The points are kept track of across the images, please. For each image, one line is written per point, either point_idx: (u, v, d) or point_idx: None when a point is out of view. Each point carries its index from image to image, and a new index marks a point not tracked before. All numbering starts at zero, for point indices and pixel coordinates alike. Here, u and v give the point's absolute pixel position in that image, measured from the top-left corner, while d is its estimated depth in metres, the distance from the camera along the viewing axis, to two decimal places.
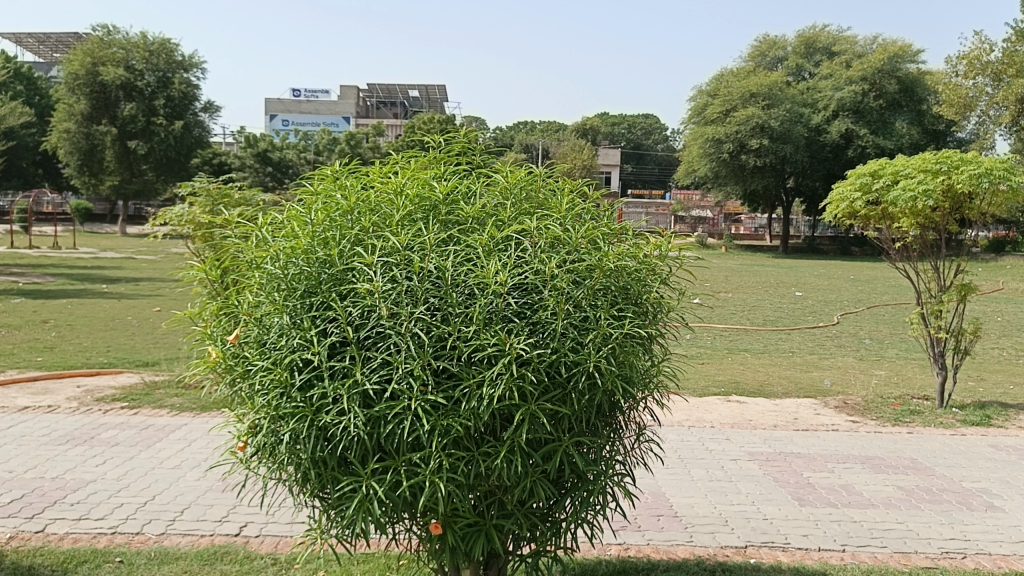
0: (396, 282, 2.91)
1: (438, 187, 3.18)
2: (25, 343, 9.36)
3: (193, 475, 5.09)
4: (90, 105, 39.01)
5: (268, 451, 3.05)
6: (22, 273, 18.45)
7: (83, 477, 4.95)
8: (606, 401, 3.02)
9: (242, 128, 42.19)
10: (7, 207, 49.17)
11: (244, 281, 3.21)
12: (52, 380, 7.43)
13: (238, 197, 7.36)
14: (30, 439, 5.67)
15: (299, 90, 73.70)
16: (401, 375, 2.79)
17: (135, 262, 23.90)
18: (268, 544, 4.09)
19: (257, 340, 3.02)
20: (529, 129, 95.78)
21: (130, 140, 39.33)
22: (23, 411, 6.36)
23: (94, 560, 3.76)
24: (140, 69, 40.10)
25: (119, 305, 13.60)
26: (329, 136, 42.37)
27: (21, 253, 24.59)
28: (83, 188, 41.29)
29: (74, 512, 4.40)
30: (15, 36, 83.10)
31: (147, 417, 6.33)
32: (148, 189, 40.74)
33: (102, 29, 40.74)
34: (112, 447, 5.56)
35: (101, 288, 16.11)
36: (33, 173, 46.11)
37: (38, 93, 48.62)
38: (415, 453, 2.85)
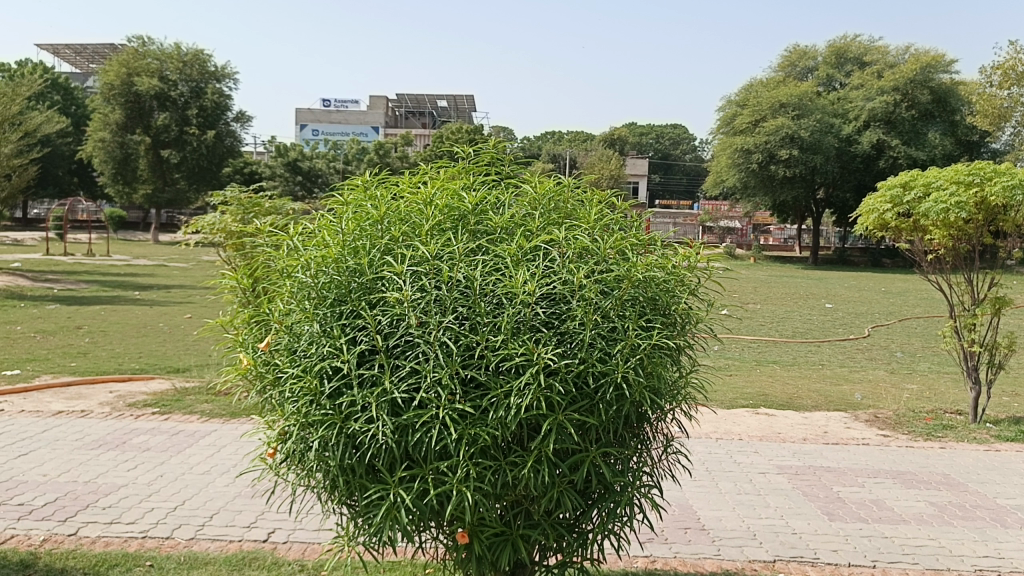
0: (425, 291, 2.95)
1: (467, 198, 3.20)
2: (58, 349, 9.54)
3: (223, 480, 5.13)
4: (125, 115, 39.68)
5: (298, 458, 3.08)
6: (58, 280, 18.81)
7: (115, 482, 5.01)
8: (634, 412, 3.01)
9: (273, 138, 42.71)
10: (44, 216, 50.05)
11: (276, 290, 3.24)
12: (85, 386, 7.53)
13: (269, 206, 7.44)
14: (63, 443, 5.76)
15: (329, 99, 74.39)
16: (429, 384, 2.81)
17: (168, 269, 24.22)
18: (296, 551, 4.10)
19: (287, 348, 3.05)
20: (556, 140, 96.27)
21: (163, 149, 39.96)
22: (57, 415, 6.46)
23: (125, 563, 3.81)
24: (174, 79, 40.46)
25: (151, 311, 13.82)
26: (357, 146, 42.66)
27: (57, 260, 25.00)
28: (116, 196, 41.92)
29: (107, 515, 4.46)
30: (53, 48, 83.91)
31: (178, 423, 6.40)
32: (181, 199, 41.11)
33: (136, 40, 41.34)
34: (143, 452, 5.64)
35: (133, 294, 16.40)
36: (70, 182, 47.01)
37: (74, 103, 49.44)
38: (442, 461, 2.86)
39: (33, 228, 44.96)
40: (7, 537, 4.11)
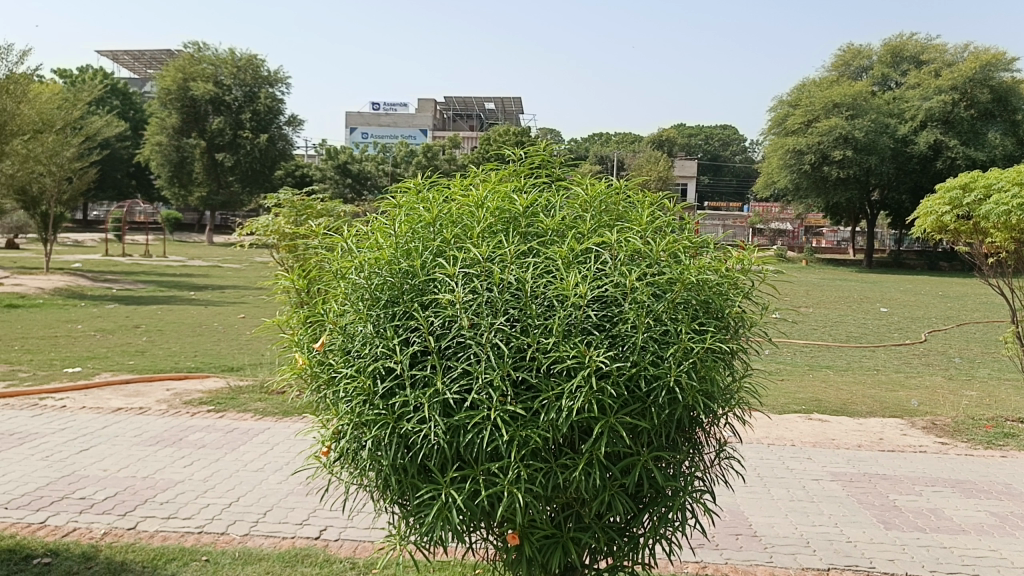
0: (476, 293, 2.96)
1: (518, 200, 3.22)
2: (117, 347, 9.80)
3: (276, 478, 5.22)
4: (181, 119, 40.66)
5: (352, 457, 3.12)
6: (117, 280, 19.34)
7: (172, 478, 5.13)
8: (686, 416, 2.98)
9: (324, 141, 43.31)
10: (103, 218, 51.49)
11: (330, 291, 3.29)
12: (143, 383, 7.72)
13: (321, 208, 7.55)
14: (123, 439, 5.92)
15: (378, 103, 75.24)
16: (480, 386, 2.83)
17: (222, 270, 24.74)
18: (348, 548, 4.15)
19: (342, 348, 3.09)
20: (604, 141, 95.97)
21: (217, 153, 40.83)
22: (116, 412, 6.64)
23: (181, 558, 3.91)
24: (228, 84, 41.50)
25: (206, 311, 14.13)
26: (405, 148, 43.02)
27: (116, 261, 25.71)
28: (173, 199, 42.93)
29: (164, 510, 4.57)
30: (113, 53, 86.11)
31: (232, 421, 6.53)
32: (234, 201, 41.89)
33: (193, 46, 42.31)
34: (199, 449, 5.76)
35: (189, 294, 16.79)
36: (129, 185, 48.34)
37: (132, 107, 50.82)
38: (493, 462, 2.87)
39: (93, 229, 46.28)
40: (70, 530, 4.24)
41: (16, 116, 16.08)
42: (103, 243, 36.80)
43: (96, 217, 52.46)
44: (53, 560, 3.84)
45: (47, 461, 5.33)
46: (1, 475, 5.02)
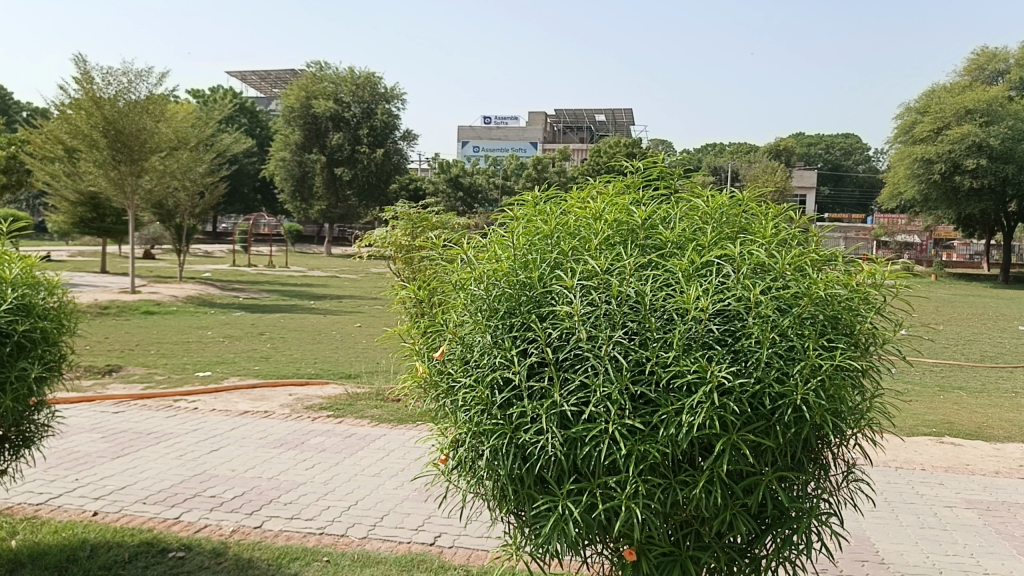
0: (595, 305, 2.96)
1: (637, 212, 3.20)
2: (245, 353, 10.30)
3: (392, 483, 5.34)
4: (303, 136, 42.49)
5: (469, 466, 3.16)
6: (243, 289, 20.34)
7: (295, 480, 5.33)
8: (813, 435, 2.88)
9: (437, 155, 44.25)
10: (231, 230, 54.30)
11: (449, 302, 3.35)
12: (268, 388, 8.09)
13: (437, 220, 7.73)
14: (250, 441, 6.21)
15: (490, 117, 76.38)
16: (598, 399, 2.81)
17: (341, 280, 25.62)
18: (462, 556, 4.20)
19: (461, 358, 3.15)
20: (717, 152, 94.14)
21: (337, 167, 42.41)
22: (244, 415, 6.98)
23: (304, 557, 4.05)
24: (348, 102, 43.04)
25: (326, 320, 14.67)
26: (516, 161, 43.44)
27: (243, 271, 27.06)
28: (295, 212, 44.82)
29: (287, 511, 4.76)
30: (241, 74, 90.69)
31: (350, 426, 6.74)
32: (351, 214, 43.33)
33: (314, 66, 44.10)
34: (319, 453, 5.97)
35: (310, 304, 17.46)
36: (255, 199, 50.82)
37: (259, 125, 53.46)
38: (611, 476, 2.85)
39: (222, 241, 48.90)
40: (202, 526, 4.47)
41: (155, 133, 17.46)
42: (231, 255, 38.79)
43: (224, 229, 55.38)
44: (187, 554, 4.06)
45: (180, 460, 5.64)
46: (139, 472, 5.35)
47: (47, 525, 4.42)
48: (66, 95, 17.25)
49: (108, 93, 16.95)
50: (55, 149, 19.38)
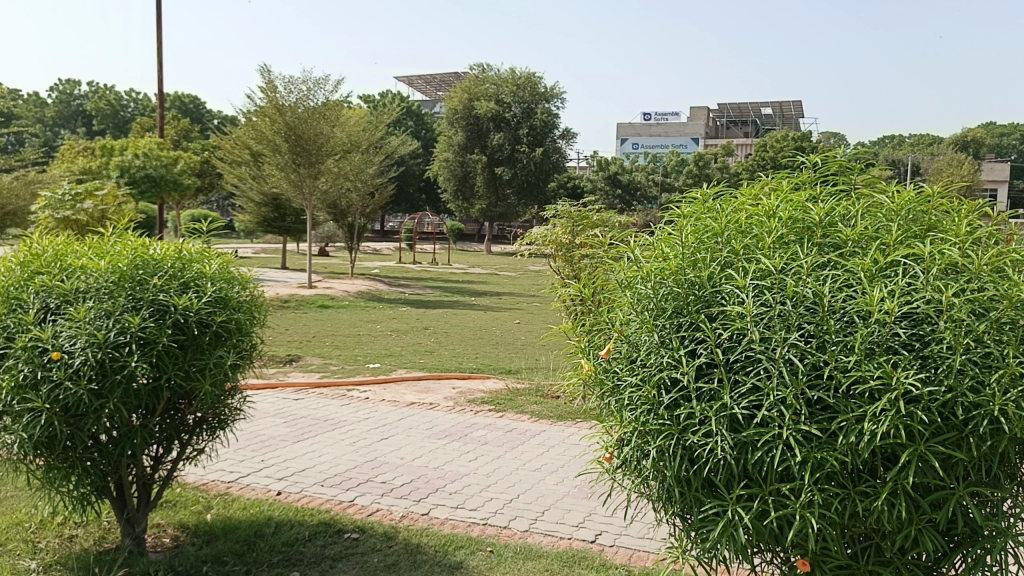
0: (769, 307, 2.87)
1: (814, 210, 3.07)
2: (411, 347, 10.74)
3: (552, 479, 5.41)
4: (466, 137, 43.68)
5: (635, 466, 3.14)
6: (408, 285, 21.20)
7: (459, 470, 5.51)
8: (1012, 450, 2.66)
9: (595, 153, 44.21)
10: (396, 229, 56.70)
11: (616, 301, 3.35)
12: (433, 381, 8.39)
13: (597, 218, 7.76)
14: (417, 431, 6.47)
15: (650, 114, 75.47)
16: (772, 403, 2.72)
17: (500, 278, 26.16)
18: (623, 555, 4.19)
19: (627, 357, 3.13)
20: (894, 144, 88.44)
21: (497, 167, 43.31)
22: (411, 406, 7.28)
23: (469, 546, 4.18)
24: (509, 102, 43.78)
25: (486, 316, 15.04)
26: (676, 158, 42.66)
27: (408, 268, 28.20)
28: (456, 211, 46.14)
29: (452, 500, 4.92)
30: (408, 78, 93.88)
31: (511, 421, 6.88)
32: (511, 213, 44.06)
33: (477, 68, 45.13)
34: (482, 445, 6.13)
35: (471, 301, 17.95)
36: (419, 199, 52.82)
37: (424, 127, 55.46)
38: (784, 483, 2.75)
39: (388, 239, 51.17)
40: (374, 510, 4.71)
41: (330, 138, 18.43)
42: (397, 253, 40.53)
43: (391, 228, 57.92)
44: (361, 536, 4.29)
45: (353, 447, 5.96)
46: (316, 456, 5.70)
47: (237, 501, 4.80)
48: (251, 102, 18.56)
49: (289, 100, 18.10)
50: (243, 154, 20.97)
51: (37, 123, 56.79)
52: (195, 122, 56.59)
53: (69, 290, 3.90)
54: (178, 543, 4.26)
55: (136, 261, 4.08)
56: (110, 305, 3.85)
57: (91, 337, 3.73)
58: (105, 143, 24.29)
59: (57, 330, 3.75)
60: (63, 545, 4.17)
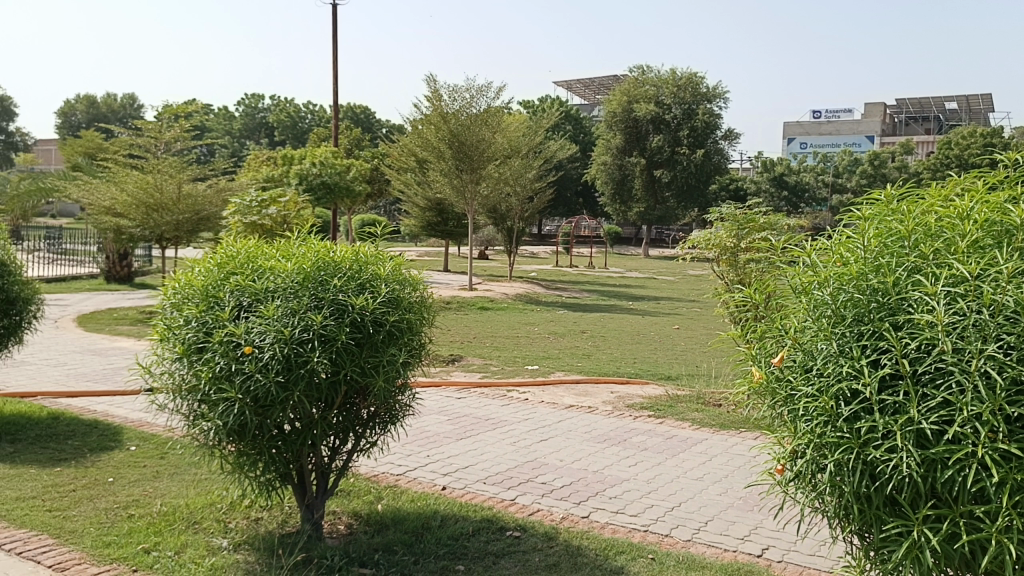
0: (963, 315, 2.67)
1: (1015, 212, 2.84)
2: (569, 350, 10.80)
3: (716, 489, 5.27)
4: (624, 139, 43.39)
5: (809, 479, 3.00)
6: (565, 289, 21.34)
7: (620, 475, 5.48)
8: None
9: (759, 154, 42.71)
10: (553, 232, 57.16)
11: (790, 308, 3.22)
12: (591, 384, 8.40)
13: (764, 221, 7.50)
14: (576, 434, 6.50)
15: (819, 111, 72.09)
16: (965, 419, 2.54)
17: (658, 282, 25.82)
18: (791, 572, 4.03)
19: (803, 366, 3.00)
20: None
21: (656, 169, 42.75)
22: (569, 409, 7.32)
23: (630, 552, 4.15)
24: (669, 104, 43.08)
25: (645, 321, 14.89)
26: (848, 158, 40.56)
27: (565, 271, 28.37)
28: (614, 215, 45.93)
29: (613, 504, 4.90)
30: (567, 83, 94.35)
31: (671, 427, 6.78)
32: (670, 216, 43.35)
33: (637, 70, 44.71)
34: (642, 451, 6.08)
35: (629, 305, 17.84)
36: (576, 203, 53.03)
37: (583, 131, 55.61)
38: (979, 505, 2.56)
39: (545, 242, 51.68)
40: (535, 510, 4.77)
41: (491, 144, 18.84)
42: (555, 256, 40.88)
43: (548, 232, 58.49)
44: (522, 535, 4.36)
45: (514, 446, 6.07)
46: (479, 454, 5.85)
47: (404, 493, 5.00)
48: (417, 110, 19.28)
49: (453, 108, 18.67)
50: (408, 161, 21.84)
51: (227, 135, 61.70)
52: (365, 130, 59.53)
53: (260, 290, 4.20)
54: (351, 530, 4.49)
55: (318, 263, 4.35)
56: (295, 304, 4.13)
57: (279, 333, 4.01)
58: (284, 152, 25.97)
59: (249, 326, 4.06)
60: (250, 526, 4.50)
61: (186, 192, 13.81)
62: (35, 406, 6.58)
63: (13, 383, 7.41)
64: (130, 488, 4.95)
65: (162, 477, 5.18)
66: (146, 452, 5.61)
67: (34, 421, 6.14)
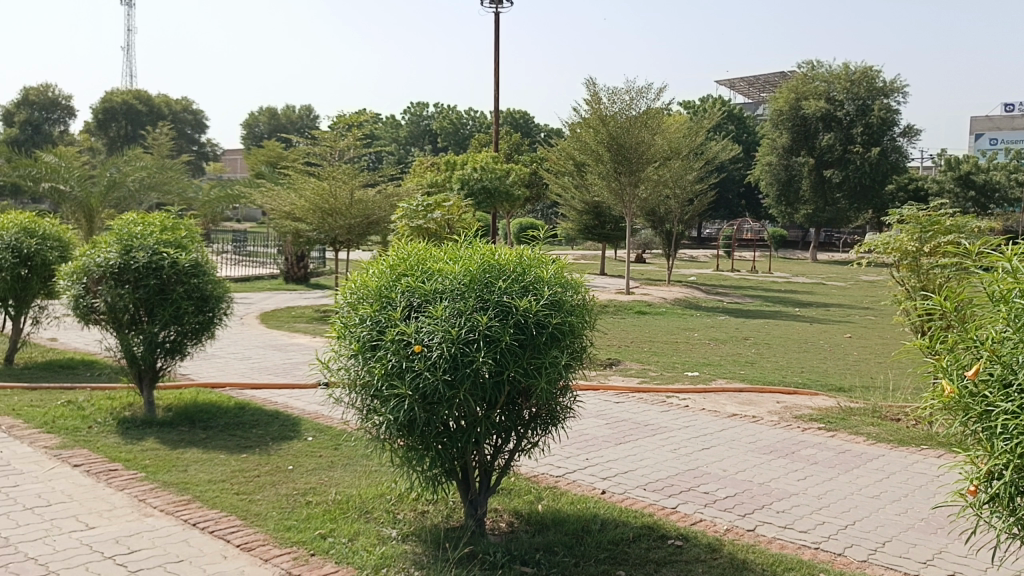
0: None
1: None
2: (732, 357, 10.49)
3: (894, 509, 4.95)
4: (791, 138, 41.64)
5: (1008, 503, 2.76)
6: (726, 294, 20.74)
7: (787, 489, 5.25)
8: None
9: (943, 151, 39.75)
10: (714, 235, 55.73)
11: (986, 316, 2.96)
12: (756, 393, 8.11)
13: (952, 224, 6.97)
14: (740, 444, 6.29)
15: (1013, 104, 66.18)
16: None
17: (827, 288, 24.56)
18: None
19: (1001, 381, 2.76)
20: None
21: (826, 169, 40.73)
22: (733, 417, 7.10)
23: (800, 569, 3.97)
24: (841, 100, 40.93)
25: (813, 329, 14.22)
26: None
27: (726, 276, 27.59)
28: (779, 217, 44.18)
29: (779, 518, 4.71)
30: (728, 82, 91.33)
31: (844, 441, 6.43)
32: (840, 218, 41.18)
33: (806, 66, 42.83)
34: (811, 465, 5.80)
35: (795, 311, 17.10)
36: (738, 205, 51.49)
37: (746, 131, 53.86)
38: None
39: (705, 246, 50.51)
40: (698, 519, 4.66)
41: (651, 145, 18.62)
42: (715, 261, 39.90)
43: (708, 235, 57.08)
44: (685, 544, 4.27)
45: (675, 454, 5.96)
46: (639, 459, 5.79)
47: (564, 495, 5.03)
48: (576, 114, 19.36)
49: (612, 110, 18.62)
50: (567, 164, 21.98)
51: (394, 143, 64.57)
52: (524, 135, 60.46)
53: (429, 291, 4.35)
54: (513, 529, 4.56)
55: (485, 265, 4.44)
56: (462, 305, 4.25)
57: (446, 333, 4.14)
58: (447, 158, 26.83)
59: (419, 325, 4.22)
60: (417, 518, 4.67)
61: (358, 198, 14.54)
62: (225, 396, 7.13)
63: (207, 374, 8.08)
64: (308, 476, 5.27)
65: (336, 467, 5.48)
66: (321, 443, 5.95)
67: (223, 410, 6.66)
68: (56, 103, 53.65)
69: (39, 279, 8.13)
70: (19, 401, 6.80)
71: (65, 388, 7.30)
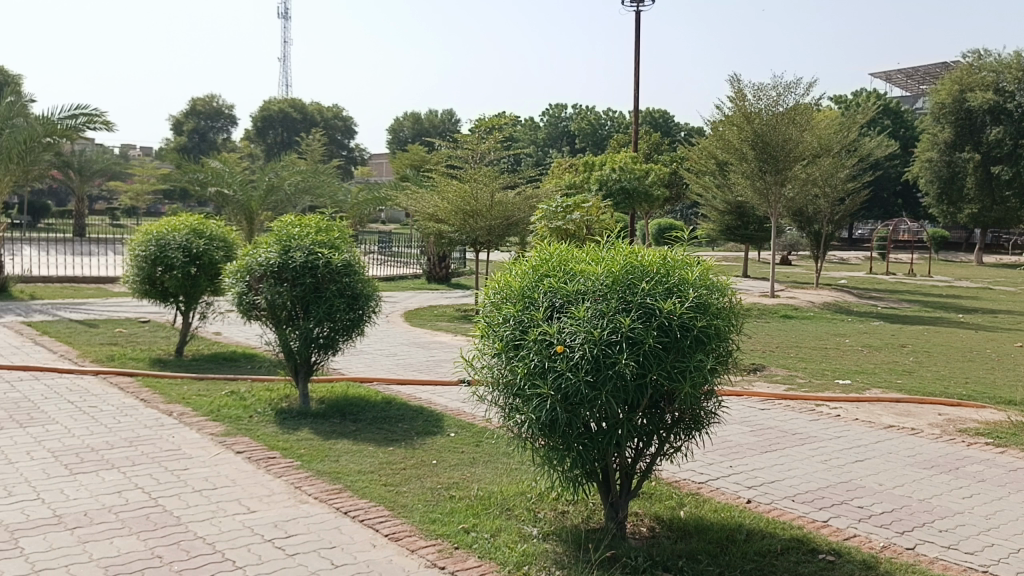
0: None
1: None
2: (887, 365, 9.93)
3: None
4: (954, 133, 38.96)
5: None
6: (880, 298, 19.66)
7: (951, 507, 4.92)
8: None
9: None
10: (866, 236, 52.92)
11: None
12: (915, 404, 7.64)
13: None
14: (897, 457, 5.94)
15: None
16: None
17: (995, 293, 22.81)
18: None
19: None
20: None
21: (994, 165, 37.87)
22: (889, 429, 6.72)
23: None
24: (1012, 90, 37.97)
25: (978, 336, 13.26)
26: None
27: (880, 279, 26.14)
28: (940, 217, 41.43)
29: (943, 538, 4.41)
30: (883, 74, 86.34)
31: (1016, 459, 5.95)
32: (1010, 217, 38.14)
33: (972, 55, 40.02)
34: (978, 483, 5.39)
35: (957, 317, 15.99)
36: (894, 204, 48.68)
37: (903, 126, 50.86)
38: None
39: (857, 247, 48.05)
40: (851, 534, 4.45)
41: (799, 143, 17.92)
42: (868, 263, 37.89)
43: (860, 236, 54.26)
44: (837, 560, 4.08)
45: (826, 465, 5.70)
46: (787, 469, 5.57)
47: (707, 503, 4.92)
48: (719, 112, 18.91)
49: (757, 107, 18.12)
50: (709, 164, 21.49)
51: (532, 144, 65.07)
52: (664, 134, 59.42)
53: (571, 292, 4.36)
54: (655, 534, 4.50)
55: (629, 266, 4.40)
56: (605, 306, 4.23)
57: (589, 333, 4.14)
58: (585, 159, 26.84)
59: (562, 326, 4.23)
60: (558, 518, 4.69)
61: (498, 199, 14.77)
62: (373, 391, 7.43)
63: (356, 369, 8.45)
64: (451, 471, 5.40)
65: (477, 464, 5.59)
66: (463, 439, 6.09)
67: (371, 404, 6.93)
68: (221, 113, 57.00)
69: (207, 277, 8.72)
70: (189, 390, 7.34)
71: (229, 378, 7.83)
